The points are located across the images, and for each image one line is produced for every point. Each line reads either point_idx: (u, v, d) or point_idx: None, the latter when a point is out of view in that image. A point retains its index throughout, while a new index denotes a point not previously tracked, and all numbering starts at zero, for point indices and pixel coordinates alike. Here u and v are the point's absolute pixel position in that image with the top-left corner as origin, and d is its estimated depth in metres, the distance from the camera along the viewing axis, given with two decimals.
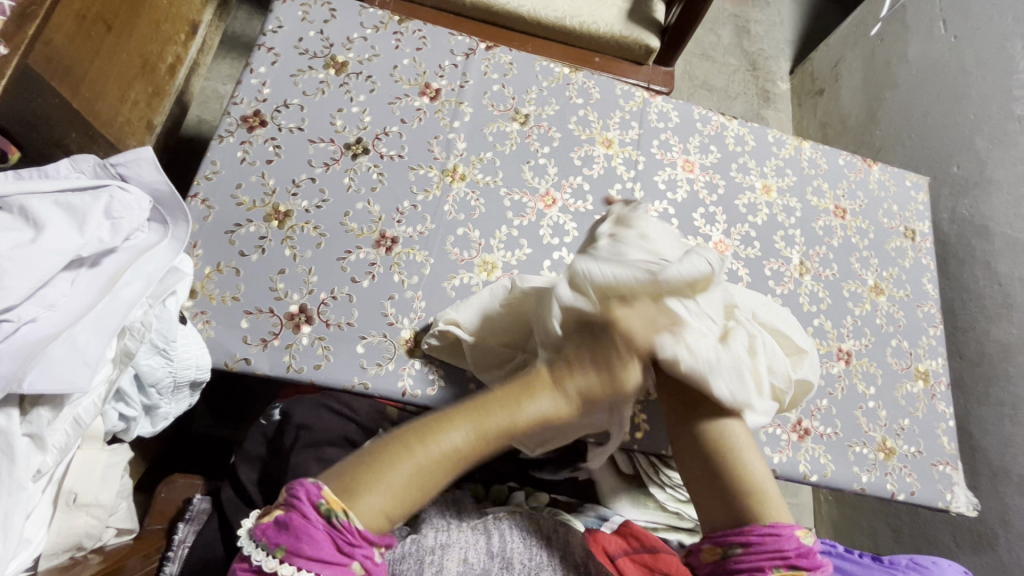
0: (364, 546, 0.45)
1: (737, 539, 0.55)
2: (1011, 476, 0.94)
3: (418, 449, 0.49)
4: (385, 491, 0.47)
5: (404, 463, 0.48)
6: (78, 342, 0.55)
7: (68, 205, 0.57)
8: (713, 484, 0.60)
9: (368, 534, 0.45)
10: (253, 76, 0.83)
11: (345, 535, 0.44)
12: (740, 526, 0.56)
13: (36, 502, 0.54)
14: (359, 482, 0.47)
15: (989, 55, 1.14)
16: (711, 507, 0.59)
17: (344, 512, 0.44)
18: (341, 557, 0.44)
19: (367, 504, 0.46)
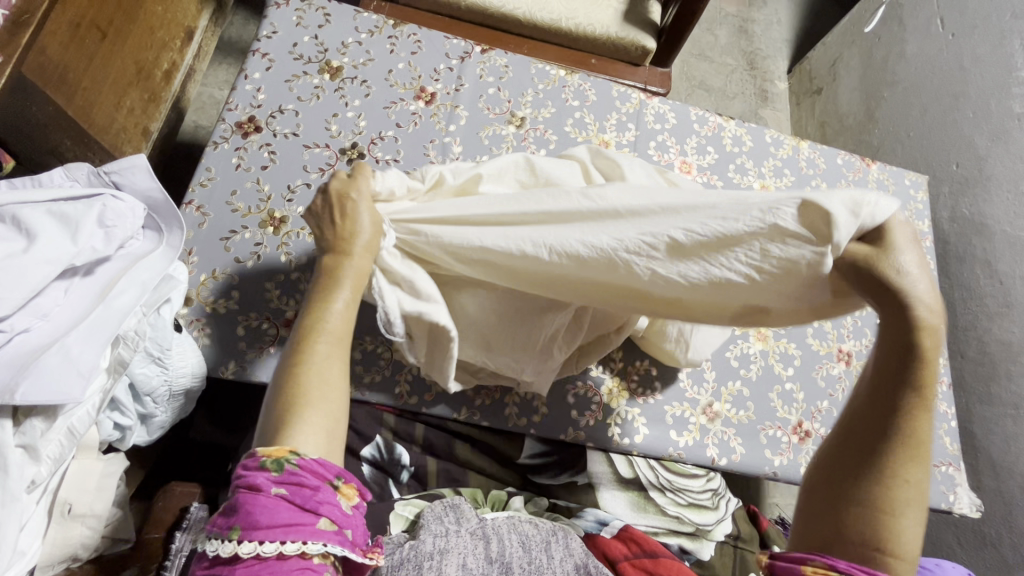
0: (326, 494, 0.42)
1: (864, 573, 0.41)
2: (1015, 476, 0.93)
3: (317, 355, 0.49)
4: (316, 415, 0.46)
5: (314, 373, 0.48)
6: (71, 352, 0.54)
7: (61, 213, 0.56)
8: (846, 483, 0.44)
9: (324, 477, 0.42)
10: (248, 82, 0.83)
11: (300, 490, 0.41)
12: (863, 561, 0.42)
13: (30, 513, 0.53)
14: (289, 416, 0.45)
15: (986, 52, 1.14)
16: (822, 507, 0.45)
17: (291, 454, 0.42)
18: (305, 510, 0.41)
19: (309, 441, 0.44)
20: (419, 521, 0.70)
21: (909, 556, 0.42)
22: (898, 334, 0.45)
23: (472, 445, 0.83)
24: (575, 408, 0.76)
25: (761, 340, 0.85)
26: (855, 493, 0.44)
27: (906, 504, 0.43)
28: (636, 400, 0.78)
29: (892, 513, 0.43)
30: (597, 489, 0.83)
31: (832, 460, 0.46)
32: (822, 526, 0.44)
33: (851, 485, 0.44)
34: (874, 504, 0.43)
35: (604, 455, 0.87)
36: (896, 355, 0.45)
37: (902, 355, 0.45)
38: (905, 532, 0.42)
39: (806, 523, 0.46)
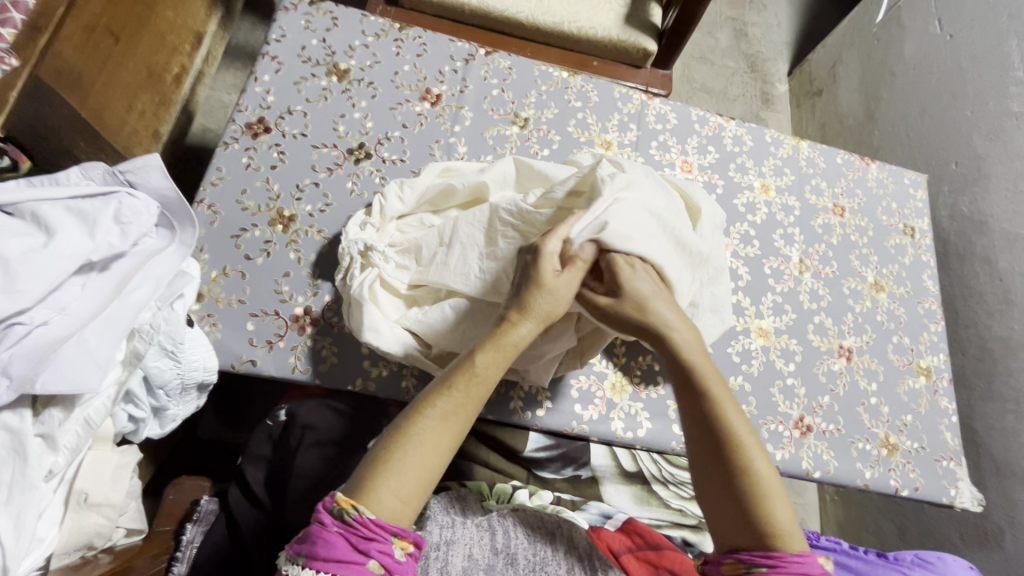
0: (382, 541, 0.46)
1: (764, 559, 0.53)
2: (1016, 472, 0.93)
3: (435, 421, 0.52)
4: (405, 477, 0.49)
5: (423, 436, 0.51)
6: (88, 343, 0.57)
7: (79, 210, 0.58)
8: (727, 491, 0.56)
9: (383, 527, 0.46)
10: (257, 84, 0.85)
11: (358, 532, 0.46)
12: (765, 548, 0.53)
13: (48, 501, 0.55)
14: (386, 465, 0.49)
15: (984, 52, 1.15)
16: (722, 517, 0.56)
17: (355, 508, 0.46)
18: (359, 554, 0.45)
19: (389, 501, 0.47)
20: (425, 512, 0.72)
21: (793, 529, 0.55)
22: (676, 360, 0.62)
23: (475, 439, 0.85)
24: (579, 403, 0.77)
25: (762, 336, 0.86)
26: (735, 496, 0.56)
27: (768, 486, 0.56)
28: (639, 395, 0.79)
29: (767, 501, 0.55)
30: (600, 483, 0.85)
31: (709, 481, 0.57)
32: (730, 529, 0.55)
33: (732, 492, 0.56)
34: (748, 497, 0.55)
35: (607, 449, 0.88)
36: (683, 381, 0.61)
37: (688, 376, 0.61)
38: (778, 514, 0.55)
39: (717, 531, 0.57)
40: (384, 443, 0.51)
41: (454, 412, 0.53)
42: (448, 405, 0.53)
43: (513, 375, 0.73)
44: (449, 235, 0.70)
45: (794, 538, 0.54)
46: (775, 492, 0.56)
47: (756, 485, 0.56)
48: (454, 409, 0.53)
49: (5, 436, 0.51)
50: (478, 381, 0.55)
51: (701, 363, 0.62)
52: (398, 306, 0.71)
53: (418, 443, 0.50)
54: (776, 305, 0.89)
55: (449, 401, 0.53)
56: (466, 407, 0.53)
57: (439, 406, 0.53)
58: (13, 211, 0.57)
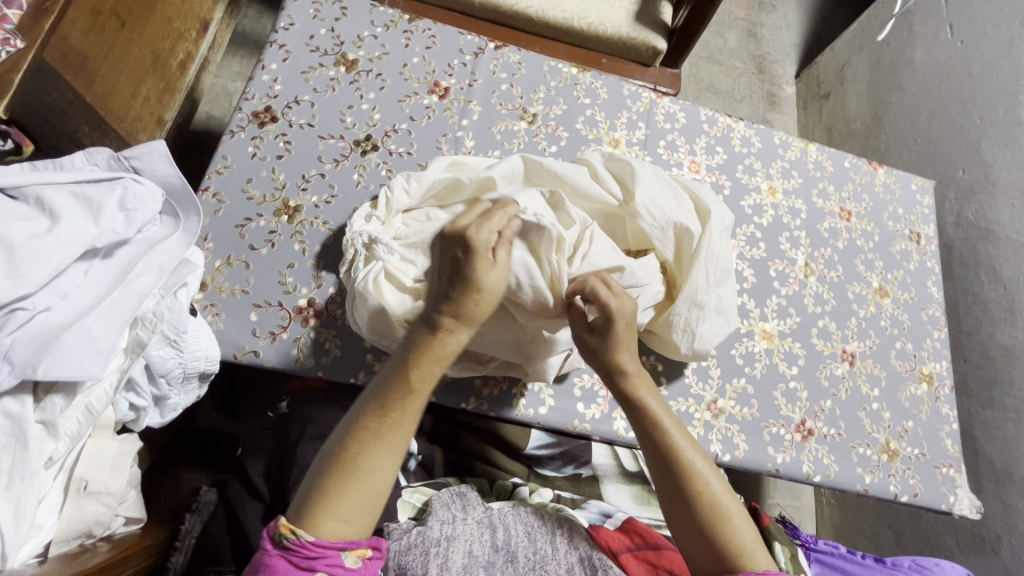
0: (329, 556, 0.45)
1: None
2: (1014, 480, 0.94)
3: (382, 444, 0.49)
4: (348, 504, 0.47)
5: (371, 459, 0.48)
6: (91, 331, 0.56)
7: (84, 196, 0.58)
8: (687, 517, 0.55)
9: (326, 544, 0.45)
10: (265, 72, 0.84)
11: (300, 553, 0.45)
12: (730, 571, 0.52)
13: (47, 488, 0.55)
14: (327, 494, 0.47)
15: (995, 59, 1.15)
16: (690, 545, 0.54)
17: (294, 532, 0.45)
18: (303, 571, 0.45)
19: (332, 527, 0.46)
20: (427, 508, 0.71)
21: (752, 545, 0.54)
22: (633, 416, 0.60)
23: (476, 434, 0.85)
24: (581, 401, 0.77)
25: (766, 339, 0.86)
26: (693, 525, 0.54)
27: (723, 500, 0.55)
28: None
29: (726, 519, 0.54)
30: (600, 482, 0.85)
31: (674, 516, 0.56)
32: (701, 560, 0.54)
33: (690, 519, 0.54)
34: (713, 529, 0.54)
35: (609, 448, 0.88)
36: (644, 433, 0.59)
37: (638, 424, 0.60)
38: (738, 531, 0.54)
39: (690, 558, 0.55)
40: (325, 472, 0.48)
41: (390, 431, 0.50)
42: (383, 433, 0.50)
43: (518, 372, 0.73)
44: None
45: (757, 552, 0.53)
46: (732, 512, 0.55)
47: (712, 506, 0.54)
48: (389, 434, 0.50)
49: (6, 423, 0.51)
50: (412, 395, 0.51)
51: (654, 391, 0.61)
52: (403, 300, 0.68)
53: (362, 468, 0.48)
54: (781, 308, 0.88)
55: (388, 420, 0.50)
56: (402, 424, 0.51)
57: (375, 429, 0.49)
58: (17, 195, 0.56)
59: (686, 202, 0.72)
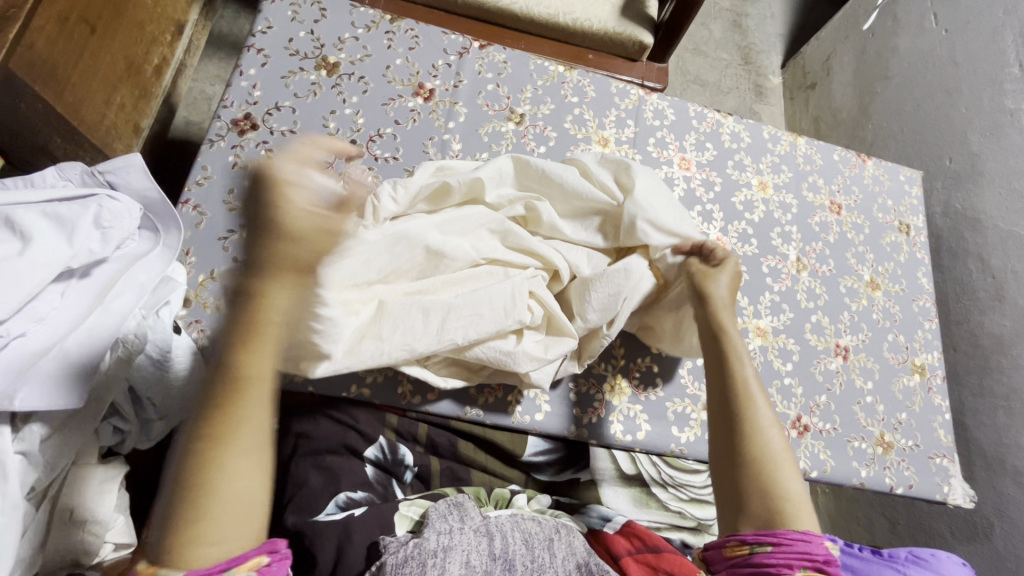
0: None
1: (766, 537, 0.52)
2: (1005, 466, 0.95)
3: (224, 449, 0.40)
4: (220, 525, 0.40)
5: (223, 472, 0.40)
6: (70, 355, 0.54)
7: (56, 214, 0.55)
8: (736, 460, 0.58)
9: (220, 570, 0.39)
10: (243, 78, 0.81)
11: None
12: (767, 525, 0.53)
13: (30, 520, 0.52)
14: (185, 519, 0.39)
15: (979, 48, 1.15)
16: (726, 486, 0.57)
17: (156, 573, 0.38)
18: None
19: (204, 552, 0.39)
20: (423, 520, 0.70)
21: (798, 502, 0.55)
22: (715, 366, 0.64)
23: (473, 444, 0.83)
24: (577, 405, 0.76)
25: (760, 336, 0.86)
26: (739, 480, 0.57)
27: (777, 452, 0.58)
28: (638, 397, 0.78)
29: (775, 469, 0.56)
30: (598, 485, 0.85)
31: (721, 457, 0.59)
32: (736, 501, 0.56)
33: (741, 460, 0.57)
34: (755, 473, 0.56)
35: (606, 451, 0.88)
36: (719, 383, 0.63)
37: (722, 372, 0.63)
38: (785, 482, 0.56)
39: (723, 502, 0.57)
40: (171, 503, 0.39)
41: (223, 434, 0.40)
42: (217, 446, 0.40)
43: (512, 380, 0.72)
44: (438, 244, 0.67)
45: (800, 510, 0.54)
46: (784, 461, 0.57)
47: (766, 455, 0.57)
48: (219, 443, 0.40)
49: None
50: (248, 381, 0.40)
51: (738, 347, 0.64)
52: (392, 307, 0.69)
53: (217, 490, 0.39)
54: (774, 304, 0.88)
55: (212, 425, 0.40)
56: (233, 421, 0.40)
57: (205, 440, 0.40)
58: None
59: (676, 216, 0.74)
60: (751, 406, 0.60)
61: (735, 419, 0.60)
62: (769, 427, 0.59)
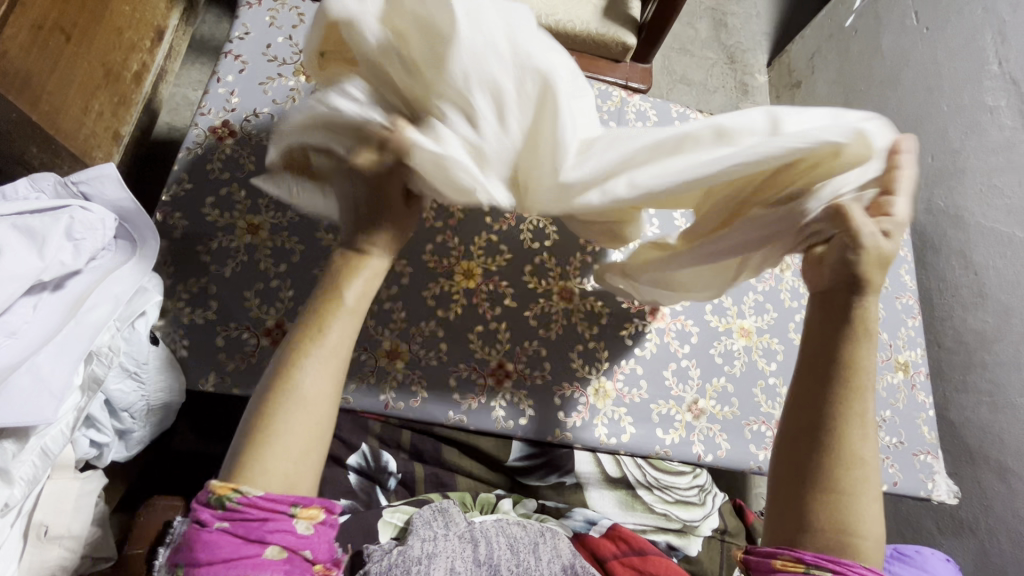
0: (279, 519, 0.42)
1: (827, 561, 0.42)
2: (989, 461, 0.95)
3: (300, 371, 0.46)
4: (289, 440, 0.44)
5: (289, 404, 0.44)
6: (41, 371, 0.53)
7: (27, 227, 0.54)
8: (806, 471, 0.46)
9: (277, 501, 0.42)
10: (221, 85, 0.81)
11: (246, 517, 0.41)
12: (829, 550, 0.43)
13: (4, 536, 0.52)
14: (259, 438, 0.43)
15: (959, 45, 1.15)
16: (780, 494, 0.47)
17: (236, 491, 0.41)
18: (252, 543, 0.41)
19: (278, 466, 0.43)
20: (407, 527, 0.69)
21: (877, 538, 0.44)
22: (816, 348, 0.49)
23: (457, 450, 0.84)
24: (561, 409, 0.76)
25: (744, 336, 0.86)
26: (810, 496, 0.45)
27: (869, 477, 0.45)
28: (623, 399, 0.78)
29: (856, 495, 0.45)
30: (584, 489, 0.84)
31: (789, 460, 0.47)
32: (789, 517, 0.45)
33: (813, 473, 0.45)
34: (828, 493, 0.45)
35: (592, 455, 0.88)
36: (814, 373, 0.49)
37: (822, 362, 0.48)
38: (863, 510, 0.44)
39: (775, 512, 0.47)
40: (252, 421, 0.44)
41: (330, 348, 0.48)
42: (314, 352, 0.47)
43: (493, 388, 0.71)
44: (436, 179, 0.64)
45: (873, 544, 0.44)
46: (870, 486, 0.45)
47: (854, 477, 0.45)
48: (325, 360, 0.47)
49: None
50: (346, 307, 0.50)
51: (862, 339, 0.48)
52: None
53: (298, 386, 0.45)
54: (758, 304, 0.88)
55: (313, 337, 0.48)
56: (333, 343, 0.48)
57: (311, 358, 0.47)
58: None
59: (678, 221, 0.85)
60: (852, 416, 0.46)
61: (821, 424, 0.46)
62: (867, 444, 0.46)
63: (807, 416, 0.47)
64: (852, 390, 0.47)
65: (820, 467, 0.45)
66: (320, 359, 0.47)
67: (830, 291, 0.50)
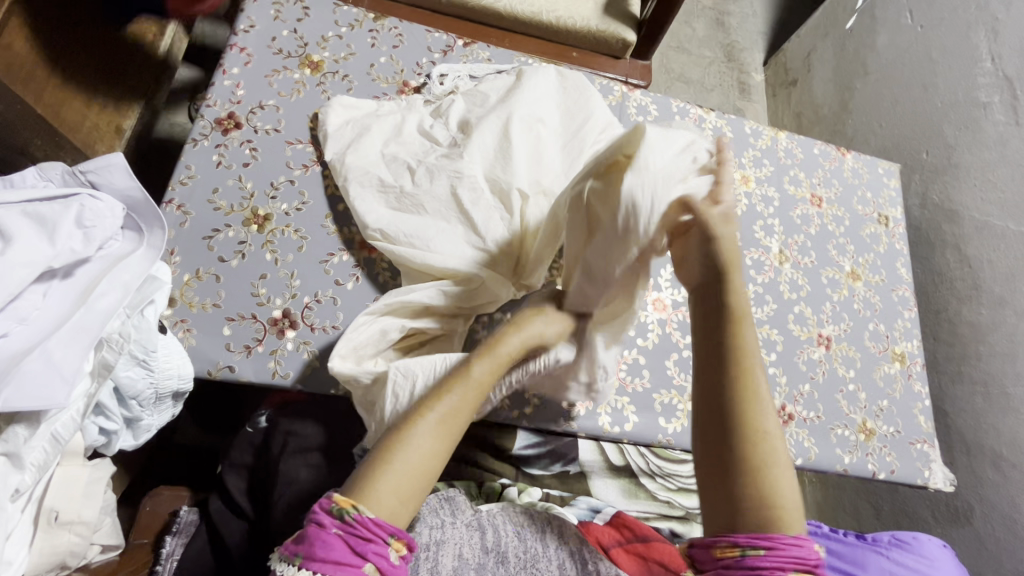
0: (377, 544, 0.45)
1: (760, 540, 0.48)
2: (983, 450, 0.97)
3: (425, 419, 0.52)
4: (403, 475, 0.48)
5: (417, 438, 0.51)
6: (53, 356, 0.53)
7: (37, 214, 0.55)
8: (725, 463, 0.52)
9: (381, 527, 0.45)
10: (226, 77, 0.81)
11: (356, 532, 0.44)
12: (760, 527, 0.49)
13: (15, 522, 0.52)
14: (383, 464, 0.49)
15: (953, 43, 1.17)
16: (711, 487, 0.52)
17: (354, 508, 0.45)
18: (353, 557, 0.44)
19: (386, 499, 0.47)
20: None
21: (794, 506, 0.51)
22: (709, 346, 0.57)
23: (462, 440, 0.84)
24: (566, 399, 0.77)
25: None
26: (733, 481, 0.51)
27: (777, 454, 0.52)
28: (626, 389, 0.79)
29: (772, 473, 0.51)
30: (588, 477, 0.86)
31: (710, 453, 0.53)
32: (722, 509, 0.51)
33: (732, 463, 0.52)
34: (748, 480, 0.51)
35: (595, 444, 0.88)
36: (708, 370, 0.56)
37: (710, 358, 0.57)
38: (779, 484, 0.51)
39: (709, 507, 0.52)
40: (379, 448, 0.50)
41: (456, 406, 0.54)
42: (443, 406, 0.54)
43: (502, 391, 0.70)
44: (428, 184, 0.73)
45: (794, 515, 0.50)
46: (779, 461, 0.52)
47: (766, 455, 0.52)
48: (450, 417, 0.53)
49: None
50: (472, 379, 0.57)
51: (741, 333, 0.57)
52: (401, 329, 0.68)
53: (418, 431, 0.51)
54: (757, 295, 0.90)
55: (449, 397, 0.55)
56: (458, 407, 0.54)
57: (439, 412, 0.53)
58: None
59: None
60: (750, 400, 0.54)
61: (728, 414, 0.53)
62: (768, 425, 0.53)
63: (714, 412, 0.54)
64: (740, 374, 0.55)
65: (737, 457, 0.52)
66: (451, 409, 0.54)
67: (708, 284, 0.60)
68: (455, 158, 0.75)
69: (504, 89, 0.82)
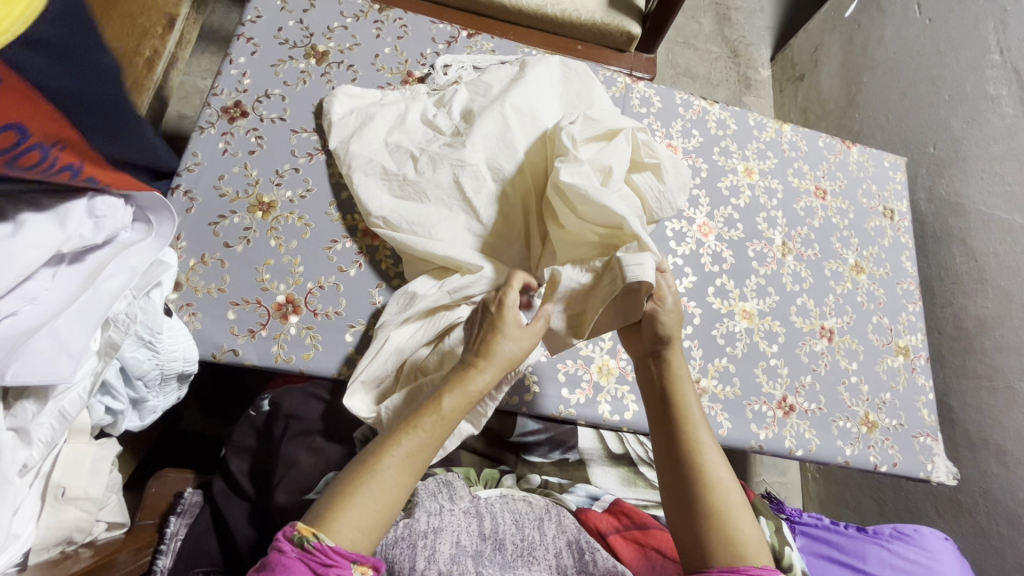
0: (340, 567, 0.43)
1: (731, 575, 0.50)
2: (988, 445, 0.96)
3: (389, 454, 0.48)
4: (365, 508, 0.46)
5: (382, 469, 0.47)
6: (60, 334, 0.54)
7: (50, 203, 0.55)
8: (688, 511, 0.55)
9: (342, 554, 0.44)
10: (233, 66, 0.82)
11: (316, 558, 0.43)
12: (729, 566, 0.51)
13: (23, 496, 0.54)
14: (345, 494, 0.46)
15: (961, 36, 1.16)
16: (685, 543, 0.55)
17: (315, 535, 0.44)
18: None
19: (348, 534, 0.44)
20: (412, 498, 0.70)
21: (757, 542, 0.53)
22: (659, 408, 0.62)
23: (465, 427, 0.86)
24: (566, 386, 0.77)
25: (746, 318, 0.87)
26: (700, 526, 0.54)
27: (730, 496, 0.55)
28: (626, 377, 0.79)
29: (729, 513, 0.54)
30: (587, 465, 0.86)
31: (675, 503, 0.57)
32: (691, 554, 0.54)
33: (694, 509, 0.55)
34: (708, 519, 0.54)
35: (594, 432, 0.90)
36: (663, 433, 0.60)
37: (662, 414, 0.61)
38: (740, 524, 0.54)
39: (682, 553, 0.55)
40: (342, 479, 0.47)
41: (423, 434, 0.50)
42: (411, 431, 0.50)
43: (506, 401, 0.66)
44: (430, 172, 0.74)
45: (757, 549, 0.53)
46: (734, 500, 0.55)
47: (720, 498, 0.55)
48: (415, 450, 0.49)
49: None
50: (445, 418, 0.51)
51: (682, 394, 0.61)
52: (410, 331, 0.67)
53: (382, 465, 0.48)
54: (759, 287, 0.89)
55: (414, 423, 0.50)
56: (426, 445, 0.50)
57: (405, 446, 0.49)
58: None
59: (671, 226, 0.89)
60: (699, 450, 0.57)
61: (684, 464, 0.57)
62: (717, 466, 0.57)
63: (672, 463, 0.58)
64: (687, 419, 0.59)
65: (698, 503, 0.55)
66: (421, 437, 0.50)
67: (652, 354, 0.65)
68: (457, 146, 0.75)
69: (507, 80, 0.82)
